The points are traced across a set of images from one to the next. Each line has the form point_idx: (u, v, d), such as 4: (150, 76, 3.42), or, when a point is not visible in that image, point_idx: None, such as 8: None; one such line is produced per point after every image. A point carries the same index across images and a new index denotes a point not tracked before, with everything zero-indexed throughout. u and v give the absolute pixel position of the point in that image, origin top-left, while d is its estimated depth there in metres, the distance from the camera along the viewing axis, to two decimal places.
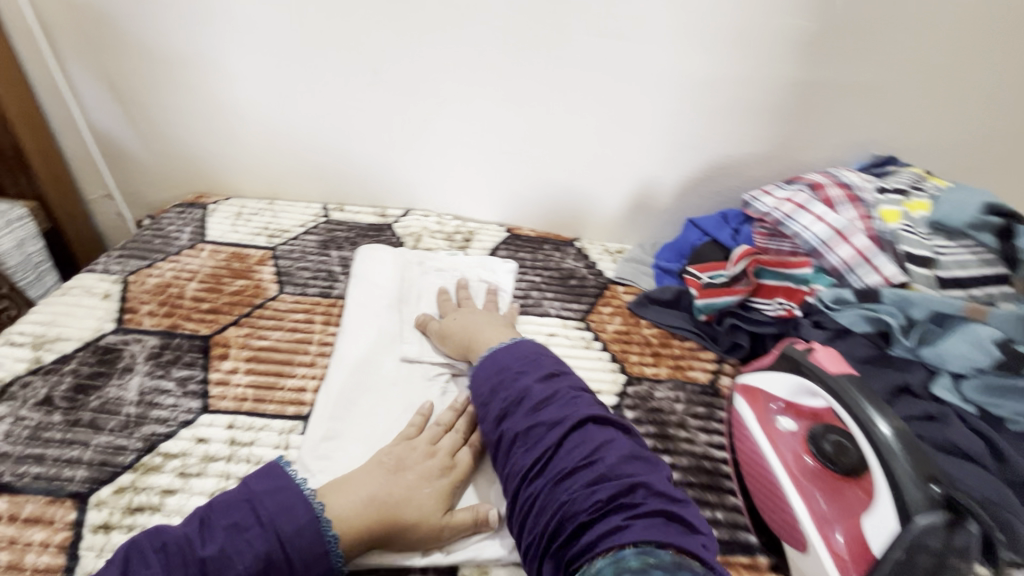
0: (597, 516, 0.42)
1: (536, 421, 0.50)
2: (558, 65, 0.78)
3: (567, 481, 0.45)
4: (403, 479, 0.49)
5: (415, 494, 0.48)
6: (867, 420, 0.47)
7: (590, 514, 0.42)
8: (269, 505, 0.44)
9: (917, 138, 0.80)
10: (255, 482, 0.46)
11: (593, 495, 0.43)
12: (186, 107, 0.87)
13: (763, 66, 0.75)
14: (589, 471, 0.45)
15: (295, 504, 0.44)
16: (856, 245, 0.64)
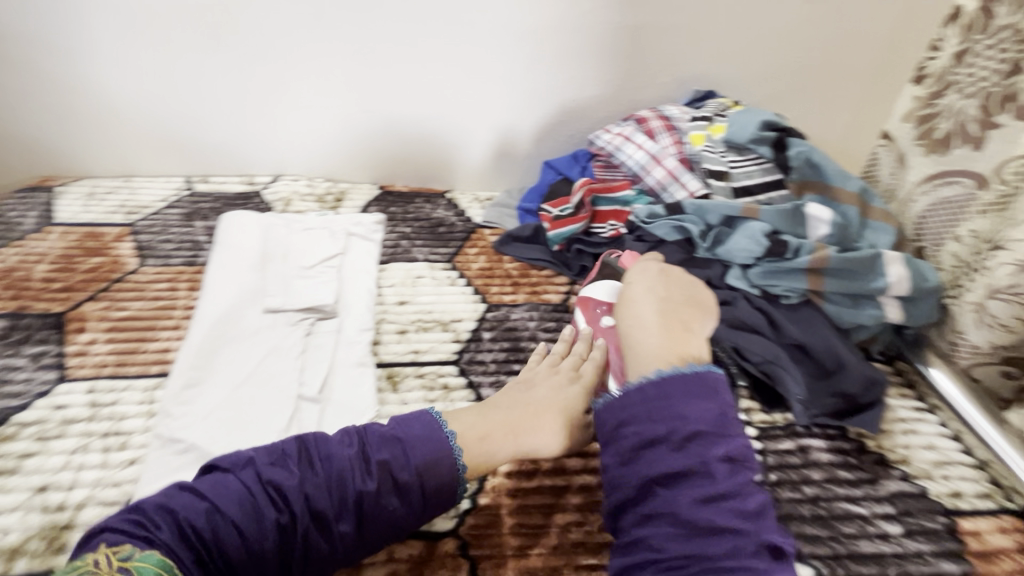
0: (691, 498, 0.44)
1: (676, 401, 0.49)
2: (400, 19, 0.80)
3: (660, 461, 0.46)
4: (541, 388, 0.57)
5: (559, 396, 0.56)
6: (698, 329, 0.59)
7: (670, 499, 0.44)
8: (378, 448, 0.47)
9: (731, 71, 0.90)
10: (407, 425, 0.49)
11: (681, 475, 0.45)
12: (11, 86, 0.82)
13: (588, 15, 0.82)
14: (691, 454, 0.46)
15: (426, 440, 0.49)
16: (667, 166, 0.72)
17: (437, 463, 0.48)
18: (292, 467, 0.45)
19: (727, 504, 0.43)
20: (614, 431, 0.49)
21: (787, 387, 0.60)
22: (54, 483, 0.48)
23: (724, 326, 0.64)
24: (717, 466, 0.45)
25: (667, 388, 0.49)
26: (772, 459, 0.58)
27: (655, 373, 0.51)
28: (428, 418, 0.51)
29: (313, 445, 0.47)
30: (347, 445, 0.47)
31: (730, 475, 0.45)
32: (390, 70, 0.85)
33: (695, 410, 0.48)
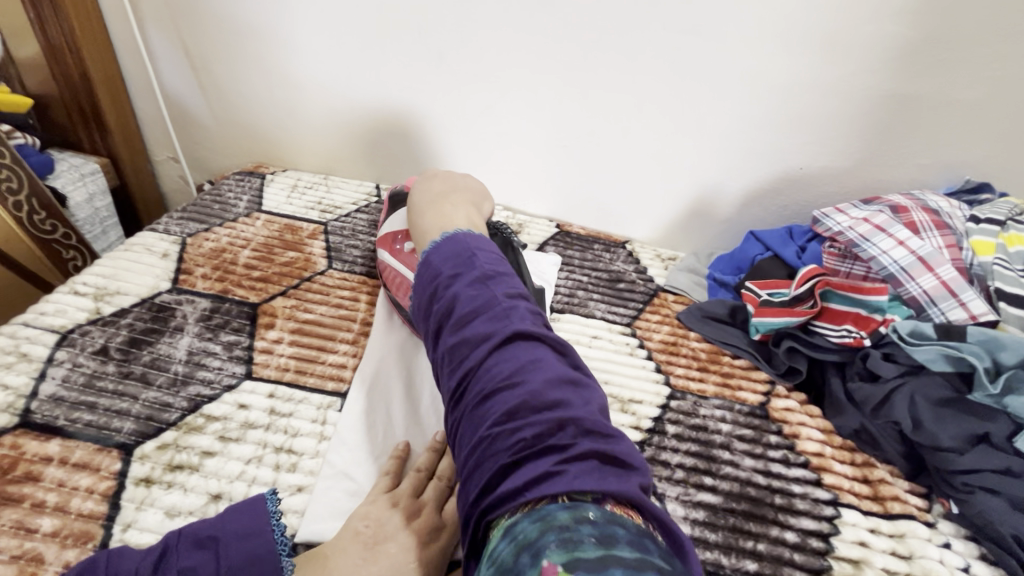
0: (471, 361, 0.41)
1: (479, 262, 0.49)
2: (630, 58, 0.74)
3: (473, 325, 0.43)
4: (384, 556, 0.42)
5: (399, 567, 0.42)
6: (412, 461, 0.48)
7: (510, 355, 0.40)
8: (236, 553, 0.39)
9: (1018, 165, 0.72)
10: (232, 519, 0.41)
11: (472, 326, 0.43)
12: (252, 78, 0.89)
13: (852, 75, 0.70)
14: (483, 304, 0.44)
15: (261, 548, 0.40)
16: (941, 276, 0.59)
17: (268, 573, 0.39)
18: (155, 565, 0.38)
19: (531, 364, 0.40)
20: (421, 314, 0.49)
21: None
22: (227, 493, 0.47)
23: (1005, 504, 0.49)
24: (485, 327, 0.42)
25: (429, 258, 0.51)
26: None
27: (430, 247, 0.53)
28: (258, 503, 0.43)
29: (173, 547, 0.39)
30: (191, 548, 0.39)
31: (518, 326, 0.42)
32: (600, 109, 0.80)
33: (496, 272, 0.48)
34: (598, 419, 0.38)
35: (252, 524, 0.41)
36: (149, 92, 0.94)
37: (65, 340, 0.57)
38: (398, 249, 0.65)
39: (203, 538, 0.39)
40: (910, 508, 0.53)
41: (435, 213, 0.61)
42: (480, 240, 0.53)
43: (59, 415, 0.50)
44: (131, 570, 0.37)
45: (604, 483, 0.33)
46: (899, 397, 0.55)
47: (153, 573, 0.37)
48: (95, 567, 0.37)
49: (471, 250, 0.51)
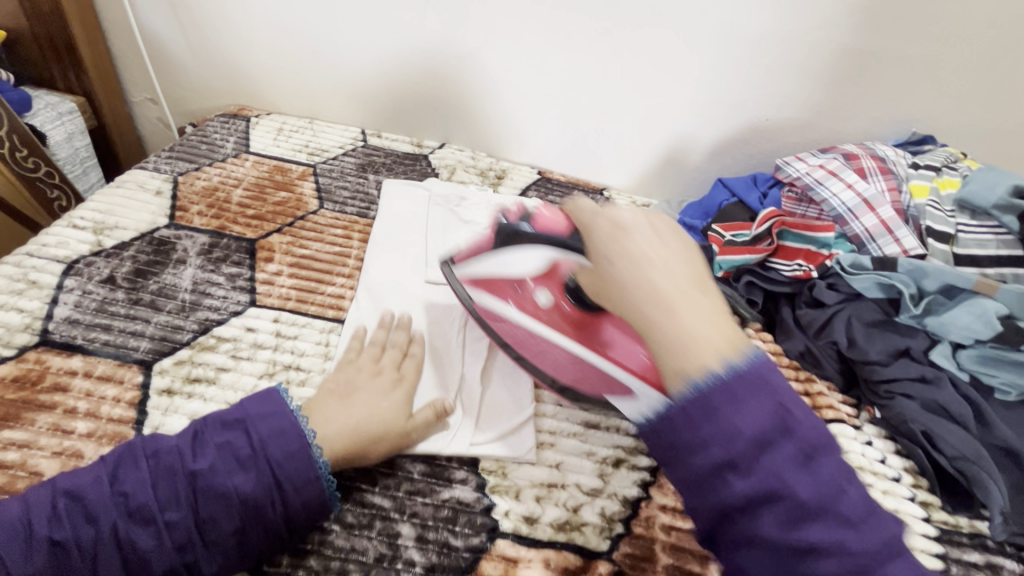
0: (726, 497, 0.37)
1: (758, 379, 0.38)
2: (612, 7, 0.77)
3: (714, 449, 0.37)
4: (358, 400, 0.49)
5: (376, 407, 0.49)
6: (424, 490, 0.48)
7: (771, 471, 0.36)
8: (261, 428, 0.44)
9: (957, 119, 0.80)
10: (251, 405, 0.45)
11: (721, 459, 0.37)
12: (231, 15, 0.87)
13: (818, 30, 0.74)
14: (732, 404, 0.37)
15: (282, 424, 0.44)
16: (881, 216, 0.66)
17: (295, 440, 0.44)
18: (193, 444, 0.42)
19: (806, 500, 0.36)
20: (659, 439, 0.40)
21: (988, 493, 0.53)
22: None
23: (917, 405, 0.58)
24: (737, 420, 0.37)
25: (713, 387, 0.38)
26: (957, 570, 0.51)
27: (709, 381, 0.38)
28: (274, 391, 0.47)
29: (203, 430, 0.44)
30: (220, 428, 0.44)
31: (756, 431, 0.37)
32: (583, 57, 0.82)
33: (772, 380, 0.39)
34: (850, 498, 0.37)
35: (274, 406, 0.45)
36: (124, 29, 0.91)
37: (72, 270, 0.59)
38: (528, 300, 0.57)
39: (228, 419, 0.44)
40: (841, 413, 0.62)
41: (673, 316, 0.41)
42: (762, 373, 0.39)
43: (78, 335, 0.53)
44: (171, 447, 0.42)
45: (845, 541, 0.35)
46: (839, 320, 0.63)
47: (191, 448, 0.42)
48: (136, 451, 0.42)
49: (770, 390, 0.38)
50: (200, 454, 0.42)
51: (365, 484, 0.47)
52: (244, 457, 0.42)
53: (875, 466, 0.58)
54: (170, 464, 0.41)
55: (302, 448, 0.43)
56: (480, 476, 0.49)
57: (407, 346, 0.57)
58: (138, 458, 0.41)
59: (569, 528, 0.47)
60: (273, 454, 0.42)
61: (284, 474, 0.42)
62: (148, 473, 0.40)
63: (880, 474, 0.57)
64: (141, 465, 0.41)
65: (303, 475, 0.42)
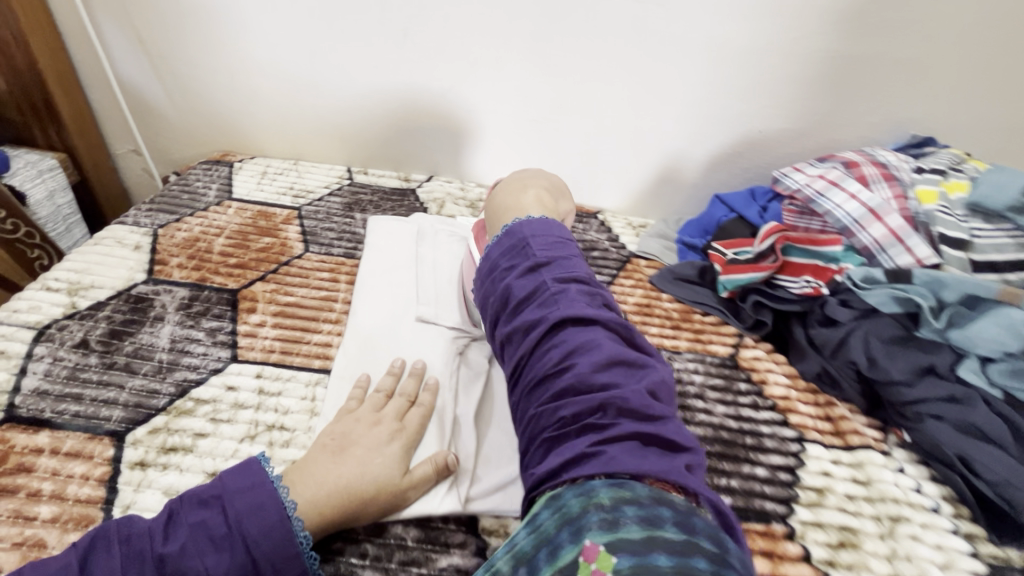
0: (526, 350, 0.46)
1: (539, 251, 0.52)
2: (591, 31, 0.75)
3: (525, 316, 0.47)
4: (351, 457, 0.45)
5: (368, 465, 0.45)
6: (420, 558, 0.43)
7: (573, 375, 0.42)
8: (239, 503, 0.40)
9: (957, 119, 0.77)
10: (229, 477, 0.42)
11: (525, 316, 0.47)
12: (210, 63, 0.86)
13: (806, 39, 0.72)
14: (536, 290, 0.48)
15: (261, 496, 0.41)
16: (889, 225, 0.62)
17: (276, 512, 0.40)
18: (167, 526, 0.39)
19: (581, 348, 0.44)
20: (486, 308, 0.52)
21: None
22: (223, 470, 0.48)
23: (949, 427, 0.53)
24: (516, 288, 0.49)
25: (517, 232, 0.54)
26: None
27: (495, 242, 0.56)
28: (255, 462, 0.44)
29: (178, 509, 0.40)
30: (196, 506, 0.40)
31: (564, 316, 0.46)
32: (567, 81, 0.80)
33: (554, 259, 0.51)
34: (647, 399, 0.41)
35: (251, 478, 0.42)
36: (104, 82, 0.90)
37: (44, 336, 0.57)
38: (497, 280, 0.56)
39: (204, 495, 0.41)
40: (868, 438, 0.58)
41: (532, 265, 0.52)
42: (536, 228, 0.54)
43: (46, 408, 0.50)
44: (144, 530, 0.39)
45: (644, 460, 0.38)
46: (855, 339, 0.59)
47: (166, 528, 0.39)
48: (109, 535, 0.38)
49: (526, 251, 0.52)
50: (172, 536, 0.39)
51: (355, 557, 0.43)
52: (220, 537, 0.39)
53: (910, 497, 0.53)
54: (142, 548, 0.38)
55: (283, 523, 0.40)
56: (480, 538, 0.45)
57: (416, 395, 0.53)
58: (109, 542, 0.38)
59: None
60: (251, 531, 0.39)
61: (261, 556, 0.39)
62: (118, 561, 0.37)
63: (917, 505, 0.53)
64: (116, 547, 0.38)
65: (283, 553, 0.39)
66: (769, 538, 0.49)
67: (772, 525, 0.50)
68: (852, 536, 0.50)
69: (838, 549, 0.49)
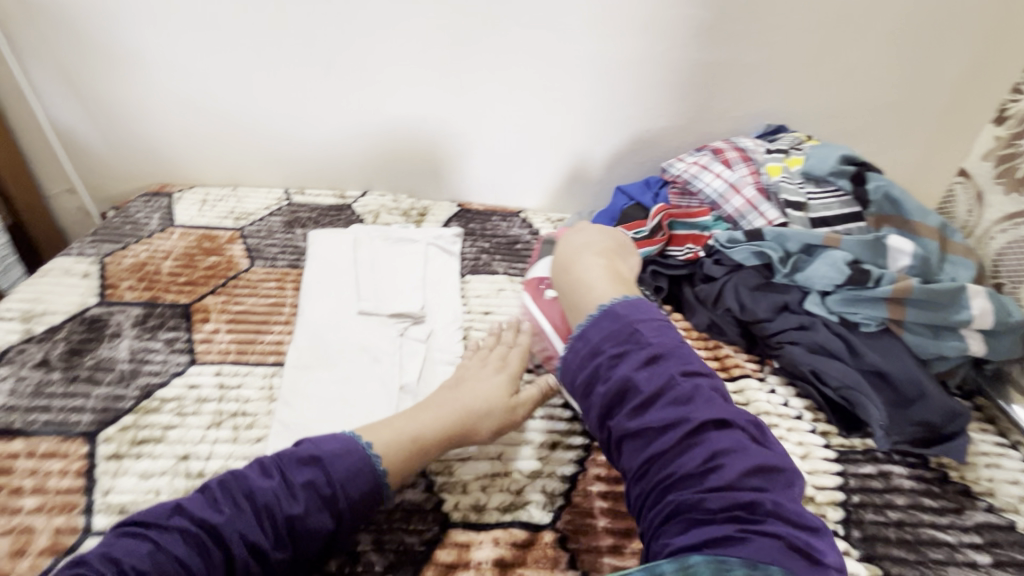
0: (662, 444, 0.46)
1: (650, 339, 0.51)
2: (494, 53, 0.87)
3: (656, 410, 0.47)
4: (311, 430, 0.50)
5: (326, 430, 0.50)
6: None
7: (717, 473, 0.44)
8: (339, 467, 0.46)
9: (801, 109, 0.94)
10: (325, 442, 0.48)
11: (656, 410, 0.47)
12: (143, 101, 0.91)
13: (672, 50, 0.86)
14: (664, 385, 0.48)
15: (352, 456, 0.48)
16: (746, 196, 0.77)
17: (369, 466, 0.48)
18: (282, 485, 0.45)
19: (726, 449, 0.45)
20: (578, 386, 0.52)
21: (868, 412, 0.62)
22: (193, 453, 0.54)
23: (802, 349, 0.67)
24: (640, 379, 0.49)
25: (621, 312, 0.53)
26: (853, 482, 0.58)
27: (587, 320, 0.55)
28: (346, 433, 0.49)
29: (284, 468, 0.46)
30: (299, 465, 0.46)
31: (709, 415, 0.46)
32: (479, 98, 0.91)
33: (672, 347, 0.51)
34: (797, 506, 0.44)
35: (344, 445, 0.48)
36: (35, 126, 0.93)
37: (4, 359, 0.61)
38: (540, 297, 0.69)
39: (301, 457, 0.47)
40: (747, 369, 0.71)
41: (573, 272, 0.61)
42: (636, 306, 0.54)
43: (16, 420, 0.54)
44: (264, 488, 0.44)
45: (796, 564, 0.40)
46: (728, 289, 0.72)
47: (288, 484, 0.45)
48: (246, 492, 0.44)
49: (642, 338, 0.51)
50: (293, 492, 0.44)
51: None
52: (325, 493, 0.45)
53: (779, 409, 0.66)
54: (269, 501, 0.44)
55: (368, 475, 0.47)
56: (427, 478, 0.53)
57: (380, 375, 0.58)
58: (232, 496, 0.44)
59: (512, 508, 0.52)
60: (343, 485, 0.46)
61: (351, 507, 0.46)
62: (230, 510, 0.43)
63: (784, 415, 0.65)
64: (227, 501, 0.44)
65: (366, 503, 0.47)
66: None
67: None
68: None
69: None
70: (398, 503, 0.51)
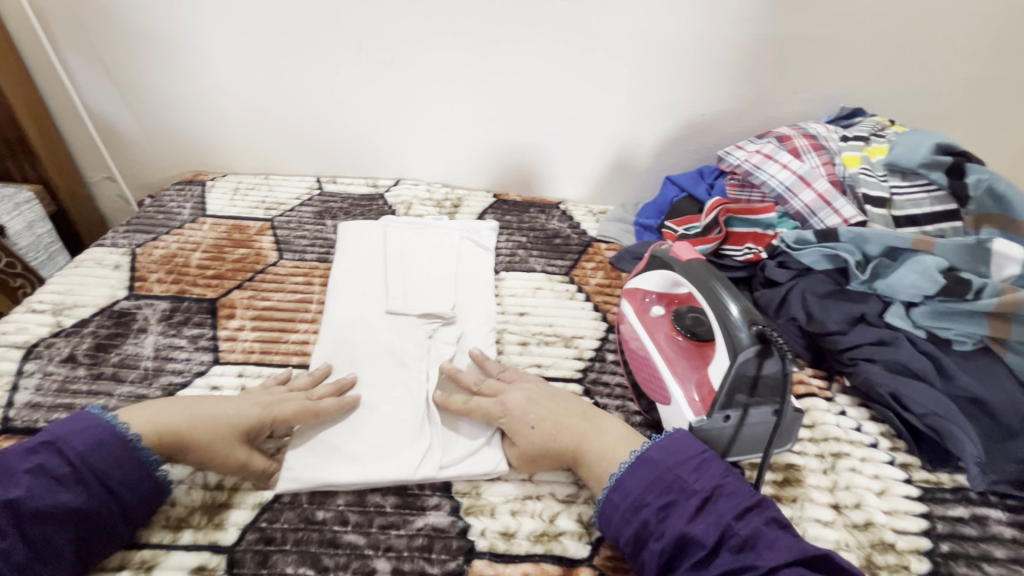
0: None
1: (695, 479, 0.44)
2: (535, 31, 0.80)
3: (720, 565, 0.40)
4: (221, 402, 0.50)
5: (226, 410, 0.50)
6: (397, 522, 0.47)
7: None
8: (75, 444, 0.43)
9: (882, 89, 0.83)
10: (57, 424, 0.44)
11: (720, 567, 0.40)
12: (176, 88, 0.89)
13: (734, 25, 0.77)
14: (724, 534, 0.41)
15: (105, 428, 0.45)
16: (817, 190, 0.69)
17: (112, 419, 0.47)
18: (31, 482, 0.41)
19: None
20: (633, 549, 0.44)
21: (961, 445, 0.53)
22: None
23: (881, 368, 0.58)
24: (695, 532, 0.42)
25: (649, 456, 0.46)
26: (941, 526, 0.50)
27: (617, 471, 0.47)
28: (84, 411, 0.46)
29: (1, 461, 0.42)
30: (24, 455, 0.42)
31: (777, 560, 0.39)
32: (518, 80, 0.85)
33: (716, 483, 0.44)
34: None
35: (86, 421, 0.45)
36: (74, 113, 0.94)
37: (32, 354, 0.60)
38: (644, 311, 0.62)
39: (28, 448, 0.43)
40: (813, 387, 0.62)
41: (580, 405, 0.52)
42: (672, 446, 0.47)
43: (40, 418, 0.53)
44: (62, 463, 0.42)
45: None
46: (794, 296, 0.64)
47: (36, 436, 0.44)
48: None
49: (677, 476, 0.45)
50: (20, 481, 0.41)
51: (338, 525, 0.47)
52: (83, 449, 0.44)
53: (851, 435, 0.58)
54: (59, 474, 0.42)
55: (130, 455, 0.44)
56: (454, 500, 0.49)
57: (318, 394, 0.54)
58: (45, 482, 0.41)
59: (545, 539, 0.47)
60: (96, 461, 0.43)
61: (117, 484, 0.43)
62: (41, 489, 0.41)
63: (857, 442, 0.57)
64: (39, 480, 0.41)
65: (137, 474, 0.44)
66: None
67: None
68: (797, 472, 0.54)
69: (783, 485, 0.53)
70: (421, 528, 0.47)
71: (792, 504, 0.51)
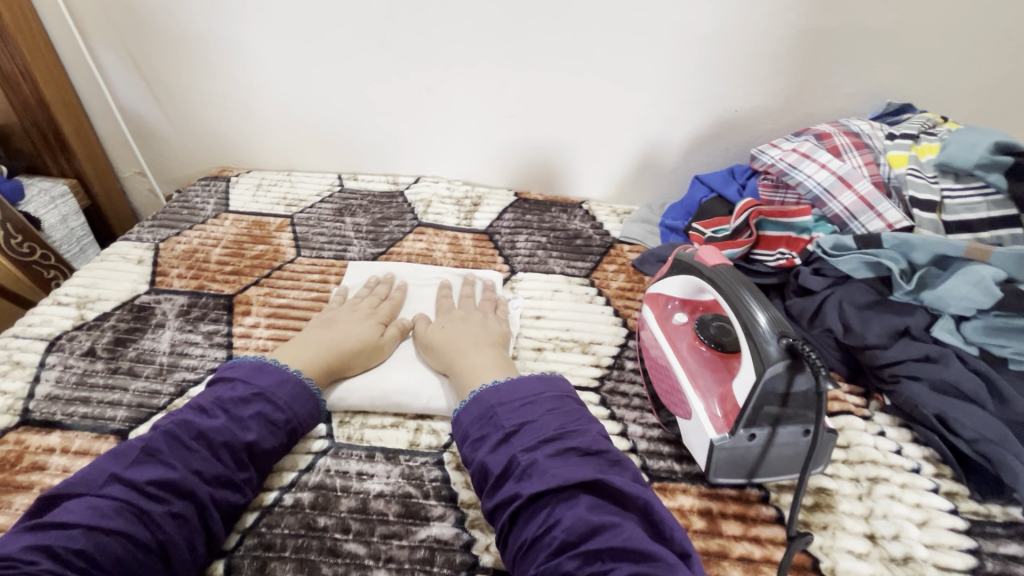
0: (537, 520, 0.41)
1: (531, 413, 0.47)
2: (560, 23, 0.77)
3: (530, 483, 0.43)
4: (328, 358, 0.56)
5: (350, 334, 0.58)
6: (399, 533, 0.46)
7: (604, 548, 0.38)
8: (239, 415, 0.47)
9: (936, 82, 0.77)
10: (276, 385, 0.51)
11: (530, 485, 0.42)
12: (203, 85, 0.90)
13: (775, 14, 0.72)
14: (539, 460, 0.43)
15: (277, 394, 0.50)
16: (859, 192, 0.64)
17: (311, 402, 0.52)
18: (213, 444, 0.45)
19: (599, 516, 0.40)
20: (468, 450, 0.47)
21: (1018, 477, 0.48)
22: None
23: (926, 387, 0.53)
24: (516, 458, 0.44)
25: (495, 392, 0.49)
26: (992, 564, 0.46)
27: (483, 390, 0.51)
28: (271, 365, 0.52)
29: (222, 406, 0.48)
30: (242, 402, 0.48)
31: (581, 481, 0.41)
32: (541, 75, 0.82)
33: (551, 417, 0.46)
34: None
35: (274, 377, 0.51)
36: (105, 108, 0.96)
37: (55, 346, 0.61)
38: (666, 318, 0.59)
39: (252, 392, 0.49)
40: (849, 404, 0.58)
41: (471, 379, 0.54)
42: (509, 389, 0.49)
43: (57, 411, 0.54)
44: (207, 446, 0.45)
45: None
46: (830, 305, 0.59)
47: (237, 426, 0.47)
48: (179, 436, 0.45)
49: (511, 408, 0.48)
50: (193, 455, 0.44)
51: (339, 533, 0.45)
52: (279, 421, 0.49)
53: (890, 459, 0.53)
54: (227, 443, 0.46)
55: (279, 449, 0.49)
56: (459, 510, 0.47)
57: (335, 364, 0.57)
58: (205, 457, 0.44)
59: None
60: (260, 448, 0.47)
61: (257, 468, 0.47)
62: (202, 457, 0.44)
63: (897, 466, 0.52)
64: (195, 453, 0.44)
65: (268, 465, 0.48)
66: (744, 502, 0.50)
67: (745, 490, 0.51)
68: (828, 497, 0.50)
69: (813, 511, 0.49)
70: (422, 541, 0.45)
71: (822, 532, 0.47)
